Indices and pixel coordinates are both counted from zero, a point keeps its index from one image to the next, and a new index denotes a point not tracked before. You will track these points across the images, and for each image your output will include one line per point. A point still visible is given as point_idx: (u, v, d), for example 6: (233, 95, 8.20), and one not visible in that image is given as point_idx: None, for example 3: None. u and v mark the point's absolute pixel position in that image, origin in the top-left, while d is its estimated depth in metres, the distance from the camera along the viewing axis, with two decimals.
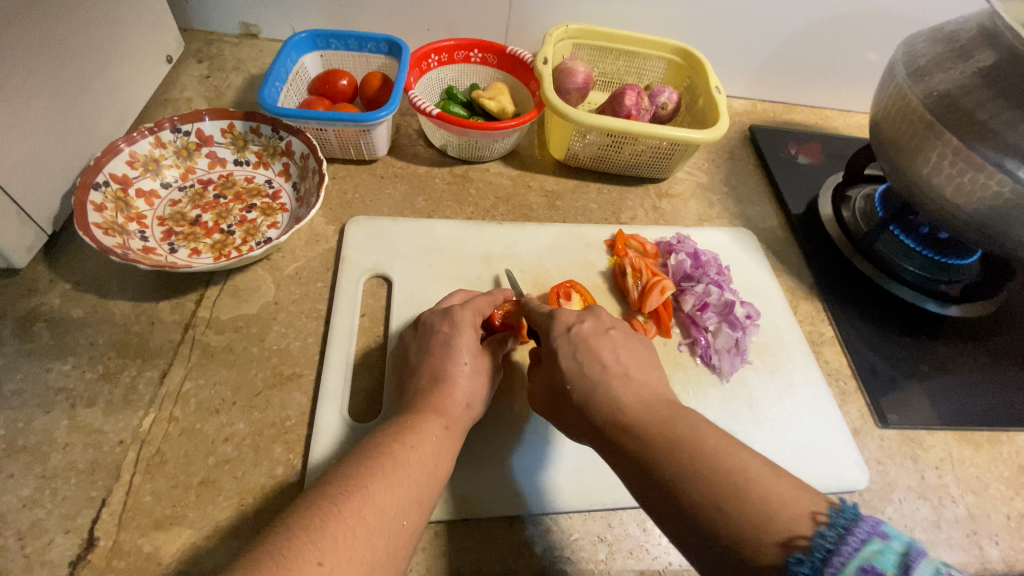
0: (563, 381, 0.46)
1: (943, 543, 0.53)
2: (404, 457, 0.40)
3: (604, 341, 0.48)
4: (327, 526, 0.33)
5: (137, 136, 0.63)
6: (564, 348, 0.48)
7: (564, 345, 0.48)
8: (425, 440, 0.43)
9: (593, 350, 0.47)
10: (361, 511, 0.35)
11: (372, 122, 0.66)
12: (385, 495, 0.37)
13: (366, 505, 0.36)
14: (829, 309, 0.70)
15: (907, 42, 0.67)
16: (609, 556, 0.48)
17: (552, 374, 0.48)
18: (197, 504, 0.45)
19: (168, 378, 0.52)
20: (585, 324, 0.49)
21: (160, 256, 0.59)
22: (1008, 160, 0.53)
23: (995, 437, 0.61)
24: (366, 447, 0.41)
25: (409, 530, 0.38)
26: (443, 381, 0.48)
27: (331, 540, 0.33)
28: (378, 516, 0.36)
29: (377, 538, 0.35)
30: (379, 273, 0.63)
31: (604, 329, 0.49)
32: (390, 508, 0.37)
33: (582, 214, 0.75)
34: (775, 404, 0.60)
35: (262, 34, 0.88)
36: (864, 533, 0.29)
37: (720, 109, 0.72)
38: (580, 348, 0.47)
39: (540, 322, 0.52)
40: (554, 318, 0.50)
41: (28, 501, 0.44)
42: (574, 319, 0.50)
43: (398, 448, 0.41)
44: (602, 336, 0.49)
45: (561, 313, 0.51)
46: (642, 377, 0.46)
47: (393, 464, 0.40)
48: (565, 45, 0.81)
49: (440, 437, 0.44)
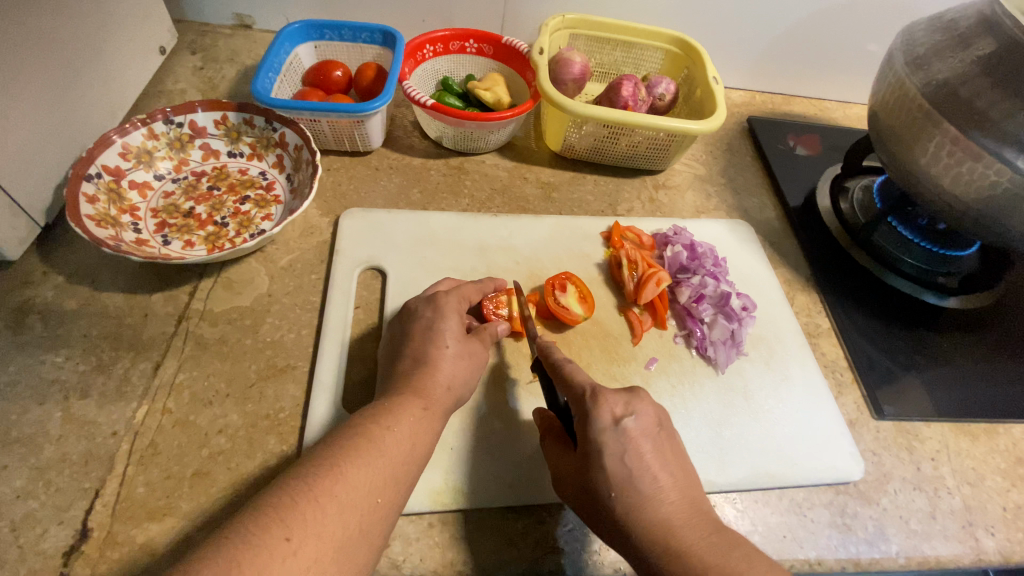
0: (607, 488, 0.43)
1: (939, 534, 0.53)
2: (379, 438, 0.40)
3: (651, 441, 0.45)
4: (297, 504, 0.34)
5: (130, 128, 0.62)
6: (611, 447, 0.44)
7: (611, 443, 0.44)
8: (402, 421, 0.42)
9: (642, 457, 0.44)
10: (333, 489, 0.35)
11: (366, 112, 0.66)
12: (360, 474, 0.37)
13: (338, 483, 0.36)
14: (826, 301, 0.70)
15: (906, 30, 0.66)
16: (603, 546, 0.48)
17: (591, 474, 0.44)
18: (191, 495, 0.45)
19: (161, 370, 0.52)
20: (634, 420, 0.45)
21: (153, 248, 0.59)
22: (1007, 149, 0.52)
23: (992, 429, 0.60)
24: (343, 428, 0.41)
25: (384, 507, 0.38)
26: (426, 363, 0.48)
27: (301, 518, 0.33)
28: (350, 494, 0.36)
29: (349, 515, 0.35)
30: (373, 265, 0.63)
31: (653, 428, 0.45)
32: (364, 487, 0.37)
33: (578, 206, 0.74)
34: (770, 396, 0.60)
35: (257, 25, 0.88)
36: None
37: (718, 99, 0.72)
38: (628, 451, 0.44)
39: (576, 402, 0.46)
40: (598, 402, 0.45)
41: (21, 492, 0.44)
42: (621, 408, 0.45)
43: (373, 428, 0.41)
44: (650, 436, 0.45)
45: (605, 397, 0.46)
46: (685, 489, 0.44)
47: (369, 445, 0.39)
48: (562, 35, 0.80)
49: (420, 417, 0.44)
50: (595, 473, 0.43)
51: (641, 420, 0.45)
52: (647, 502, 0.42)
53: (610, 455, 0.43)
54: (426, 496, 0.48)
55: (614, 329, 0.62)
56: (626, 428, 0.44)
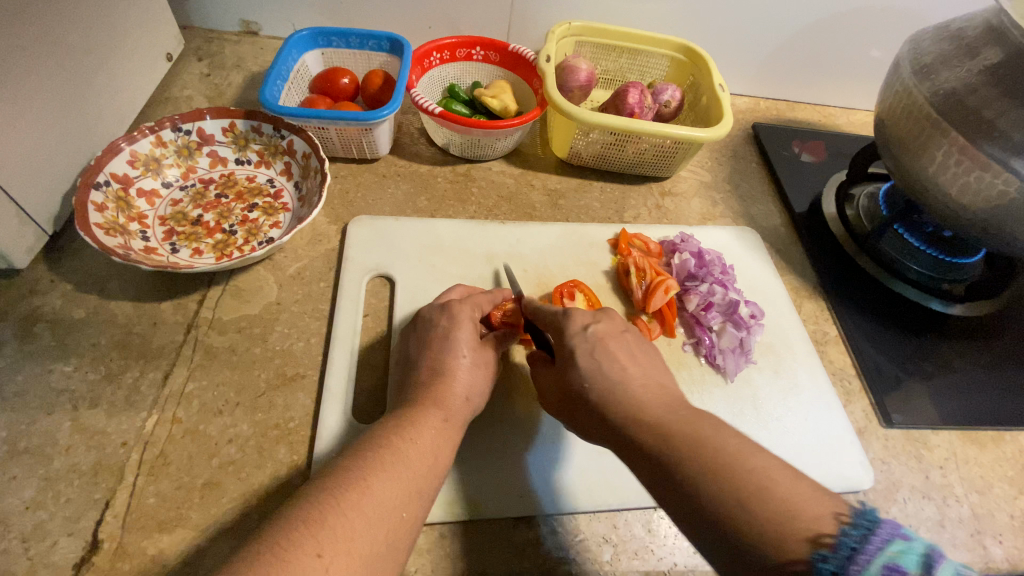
0: (581, 381, 0.45)
1: (948, 543, 0.53)
2: (403, 451, 0.40)
3: (618, 342, 0.47)
4: (326, 519, 0.33)
5: (138, 136, 0.62)
6: (581, 347, 0.46)
7: (581, 344, 0.47)
8: (423, 434, 0.42)
9: (610, 352, 0.46)
10: (360, 504, 0.35)
11: (374, 120, 0.66)
12: (386, 489, 0.37)
13: (365, 497, 0.36)
14: (833, 308, 0.70)
15: (912, 39, 0.66)
16: (614, 557, 0.48)
17: (568, 376, 0.46)
18: (201, 505, 0.45)
19: (170, 379, 0.52)
20: (601, 325, 0.48)
21: (161, 256, 0.58)
22: (1015, 159, 0.53)
23: (999, 436, 0.60)
24: (366, 441, 0.41)
25: (410, 522, 0.37)
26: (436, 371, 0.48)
27: (330, 533, 0.33)
28: (378, 509, 0.36)
29: (377, 529, 0.35)
30: (381, 273, 0.63)
31: (619, 330, 0.49)
32: (389, 501, 0.37)
33: (585, 213, 0.74)
34: (778, 403, 0.60)
35: (263, 32, 0.88)
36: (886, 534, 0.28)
37: (725, 106, 0.72)
38: (597, 348, 0.46)
39: (551, 321, 0.50)
40: (568, 316, 0.49)
41: (31, 503, 0.44)
42: (588, 319, 0.49)
43: (397, 441, 0.41)
44: (617, 338, 0.48)
45: (575, 312, 0.50)
46: (653, 375, 0.46)
47: (392, 458, 0.39)
48: (569, 42, 0.80)
49: (441, 429, 0.44)
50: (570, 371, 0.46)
51: (606, 326, 0.48)
52: (617, 388, 0.44)
53: (580, 352, 0.46)
54: (437, 507, 0.48)
55: None
56: (594, 332, 0.47)
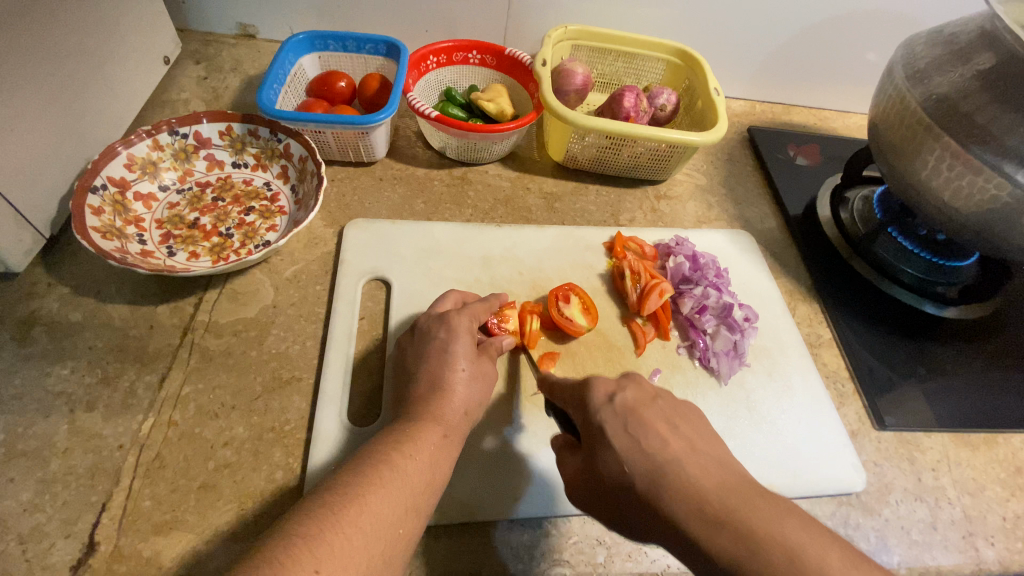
0: (621, 466, 0.39)
1: (940, 545, 0.53)
2: (401, 466, 0.41)
3: (654, 411, 0.43)
4: (324, 534, 0.34)
5: (135, 139, 0.63)
6: (611, 422, 0.42)
7: (610, 418, 0.42)
8: (422, 450, 0.43)
9: (646, 423, 0.41)
10: (358, 520, 0.36)
11: (370, 124, 0.66)
12: (382, 504, 0.37)
13: (363, 513, 0.36)
14: (827, 311, 0.70)
15: (906, 44, 0.67)
16: (608, 559, 0.48)
17: (601, 459, 0.41)
18: (197, 508, 0.46)
19: (167, 382, 0.52)
20: (628, 393, 0.44)
21: (158, 260, 0.59)
22: (1007, 164, 0.53)
23: (991, 438, 0.61)
24: (363, 456, 0.41)
25: (404, 539, 0.38)
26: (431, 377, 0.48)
27: (329, 549, 0.33)
28: (375, 526, 0.36)
29: (373, 546, 0.35)
30: (377, 276, 0.63)
31: (650, 397, 0.44)
32: (386, 517, 0.37)
33: (581, 216, 0.75)
34: (773, 406, 0.61)
35: (260, 35, 0.88)
36: None
37: (719, 110, 0.72)
38: (629, 421, 0.41)
39: (573, 395, 0.46)
40: (590, 386, 0.45)
41: (28, 506, 0.44)
42: (613, 387, 0.45)
43: (395, 455, 0.41)
44: (650, 406, 0.43)
45: (597, 381, 0.45)
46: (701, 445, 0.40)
47: (391, 473, 0.40)
48: (565, 46, 0.81)
49: (439, 445, 0.44)
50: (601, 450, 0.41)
51: (635, 394, 0.44)
52: (668, 467, 0.38)
53: (613, 429, 0.41)
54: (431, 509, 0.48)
55: (618, 339, 0.62)
56: (622, 402, 0.43)
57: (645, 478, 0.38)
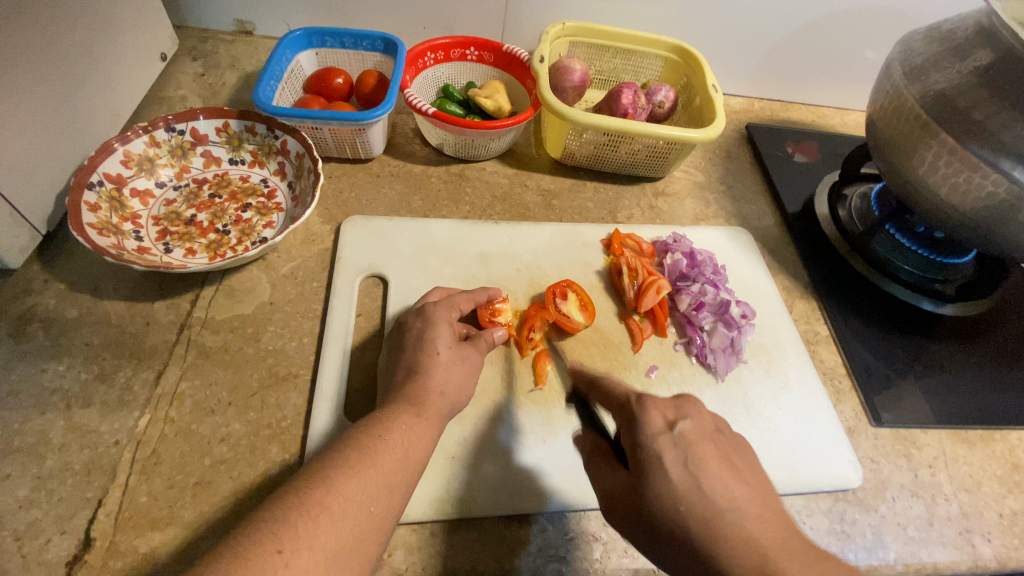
0: (674, 503, 0.37)
1: (936, 541, 0.53)
2: (373, 448, 0.40)
3: (710, 445, 0.40)
4: (288, 516, 0.34)
5: (132, 135, 0.63)
6: (669, 453, 0.39)
7: (668, 449, 0.39)
8: (393, 430, 0.43)
9: (705, 462, 0.39)
10: (324, 500, 0.35)
11: (367, 121, 0.66)
12: (351, 485, 0.37)
13: (330, 494, 0.36)
14: (825, 308, 0.70)
15: (903, 41, 0.67)
16: (604, 555, 0.48)
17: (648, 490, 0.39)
18: (193, 504, 0.46)
19: (163, 378, 0.52)
20: (689, 423, 0.41)
21: (155, 256, 0.59)
22: (1004, 160, 0.53)
23: (988, 435, 0.61)
24: (338, 441, 0.41)
25: (377, 517, 0.37)
26: (428, 374, 0.48)
27: (294, 530, 0.33)
28: (343, 505, 0.36)
29: (341, 526, 0.35)
30: (374, 273, 0.63)
31: (709, 430, 0.41)
32: (355, 497, 0.37)
33: (578, 213, 0.75)
34: (770, 404, 0.61)
35: (258, 31, 0.88)
36: None
37: (717, 107, 0.72)
38: (689, 456, 0.39)
39: (625, 414, 0.44)
40: (647, 407, 0.42)
41: (24, 502, 0.44)
42: (672, 412, 0.42)
43: (365, 439, 0.41)
44: (707, 439, 0.41)
45: (654, 403, 0.42)
46: (759, 493, 0.39)
47: (361, 456, 0.40)
48: (563, 43, 0.81)
49: (412, 424, 0.44)
50: (653, 478, 0.39)
51: (695, 423, 0.41)
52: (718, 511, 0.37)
53: (671, 463, 0.39)
54: (427, 505, 0.48)
55: (615, 336, 0.62)
56: (681, 433, 0.40)
57: (701, 524, 0.36)
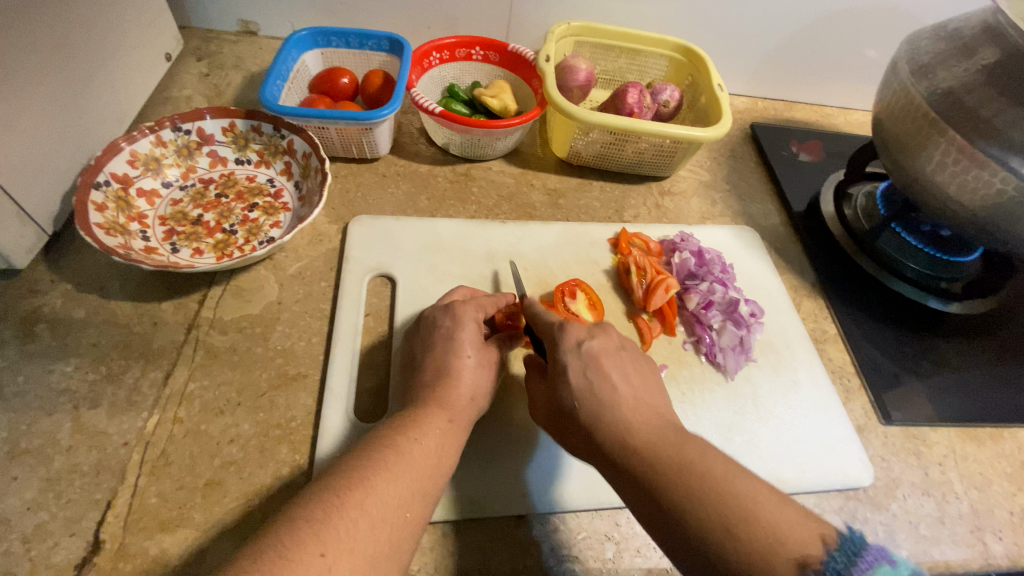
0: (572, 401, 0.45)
1: (948, 539, 0.53)
2: (407, 450, 0.40)
3: (614, 364, 0.47)
4: (329, 519, 0.33)
5: (138, 135, 0.62)
6: (573, 365, 0.46)
7: (573, 362, 0.46)
8: (427, 434, 0.42)
9: (604, 370, 0.46)
10: (363, 503, 0.35)
11: (374, 120, 0.66)
12: (388, 489, 0.37)
13: (369, 496, 0.36)
14: (832, 307, 0.70)
15: (910, 39, 0.67)
16: (617, 555, 0.48)
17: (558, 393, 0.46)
18: (203, 505, 0.45)
19: (172, 379, 0.52)
20: (596, 341, 0.48)
21: (162, 256, 0.58)
22: (1013, 158, 0.53)
23: (998, 433, 0.61)
24: (369, 441, 0.41)
25: (413, 522, 0.37)
26: (438, 373, 0.48)
27: (334, 532, 0.33)
28: (381, 509, 0.36)
29: (379, 530, 0.35)
30: (382, 272, 0.63)
31: (614, 347, 0.48)
32: (392, 500, 0.37)
33: (585, 212, 0.75)
34: (779, 402, 0.61)
35: (262, 32, 0.88)
36: (873, 558, 0.32)
37: (723, 105, 0.72)
38: (590, 367, 0.46)
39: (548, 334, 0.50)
40: (565, 329, 0.48)
41: (32, 504, 0.44)
42: (585, 333, 0.48)
43: (400, 440, 0.41)
44: (612, 355, 0.48)
45: (571, 325, 0.49)
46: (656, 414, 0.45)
47: (396, 458, 0.39)
48: (568, 42, 0.81)
49: (444, 431, 0.44)
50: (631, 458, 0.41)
51: (601, 343, 0.48)
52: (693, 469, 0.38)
53: (572, 370, 0.46)
54: (440, 505, 0.48)
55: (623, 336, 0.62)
56: (588, 349, 0.47)
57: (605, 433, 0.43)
